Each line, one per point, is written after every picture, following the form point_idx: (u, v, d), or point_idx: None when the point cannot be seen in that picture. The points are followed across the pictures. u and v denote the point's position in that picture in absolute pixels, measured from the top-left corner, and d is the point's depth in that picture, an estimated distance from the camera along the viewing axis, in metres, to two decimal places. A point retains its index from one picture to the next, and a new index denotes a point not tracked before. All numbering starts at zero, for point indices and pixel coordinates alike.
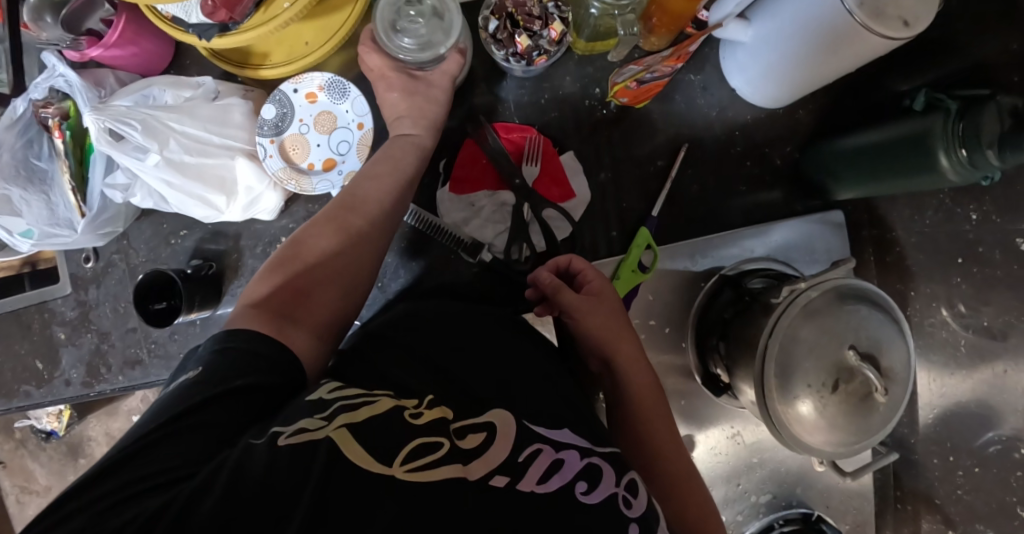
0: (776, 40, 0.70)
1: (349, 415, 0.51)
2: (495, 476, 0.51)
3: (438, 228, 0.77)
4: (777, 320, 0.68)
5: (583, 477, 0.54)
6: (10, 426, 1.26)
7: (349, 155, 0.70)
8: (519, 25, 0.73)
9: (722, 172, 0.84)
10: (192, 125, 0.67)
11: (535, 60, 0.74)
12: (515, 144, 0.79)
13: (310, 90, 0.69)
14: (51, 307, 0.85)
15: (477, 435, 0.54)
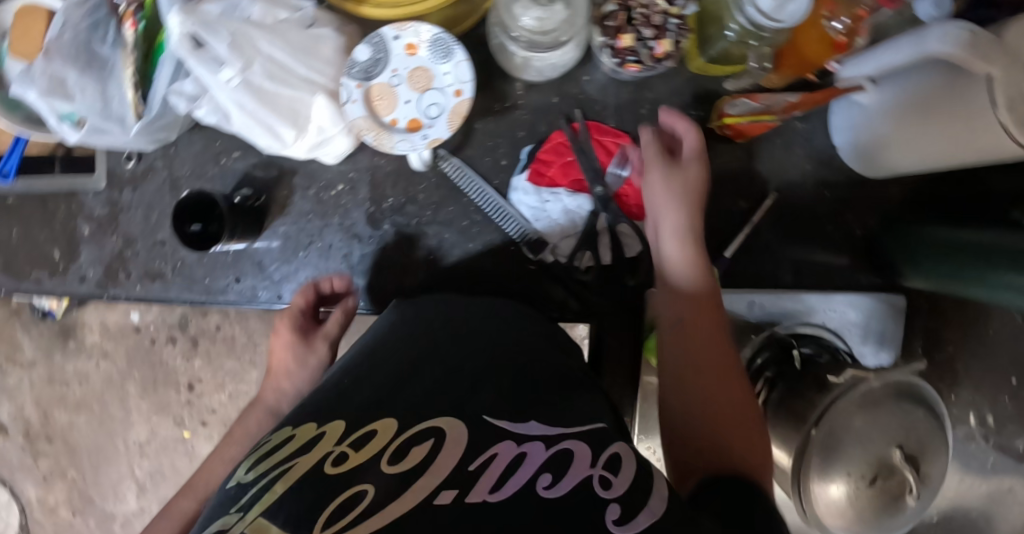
0: (904, 106, 0.63)
1: (264, 500, 0.44)
2: (442, 492, 0.45)
3: (504, 214, 0.70)
4: (834, 400, 0.65)
5: (547, 469, 0.48)
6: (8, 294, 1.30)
7: (438, 121, 0.62)
8: (633, 23, 0.65)
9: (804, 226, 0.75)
10: (281, 48, 0.61)
11: (626, 64, 0.66)
12: (606, 149, 0.70)
13: (412, 42, 0.62)
14: (81, 199, 0.81)
15: (421, 447, 0.48)
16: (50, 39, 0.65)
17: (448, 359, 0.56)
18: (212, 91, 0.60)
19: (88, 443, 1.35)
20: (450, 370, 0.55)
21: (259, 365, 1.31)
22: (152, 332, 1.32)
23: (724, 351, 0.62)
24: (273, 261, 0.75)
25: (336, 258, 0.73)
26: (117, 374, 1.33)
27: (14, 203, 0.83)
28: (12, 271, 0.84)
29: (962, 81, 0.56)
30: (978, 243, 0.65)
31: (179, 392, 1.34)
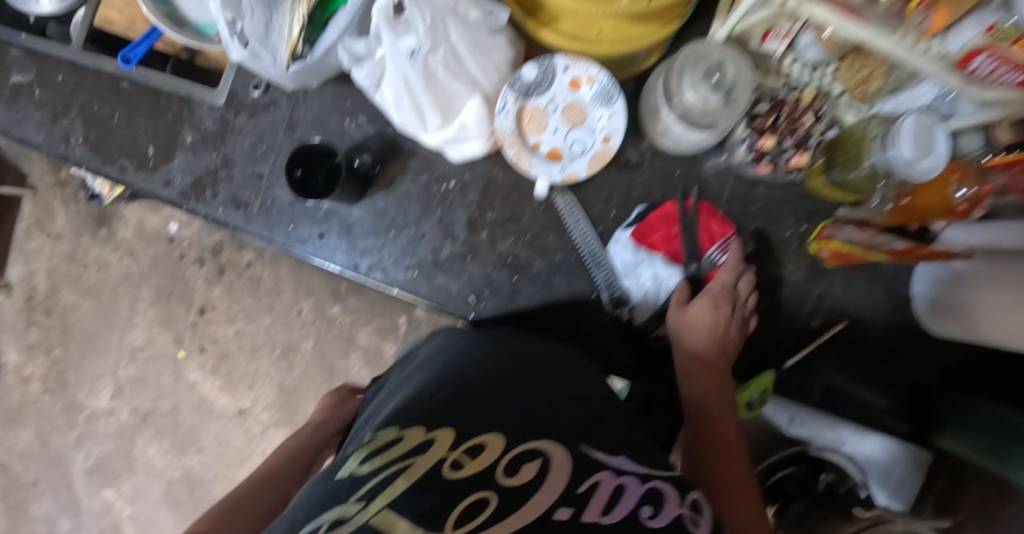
0: (1000, 274, 0.61)
1: (387, 492, 0.46)
2: (557, 509, 0.46)
3: (600, 263, 0.73)
4: None
5: (648, 502, 0.49)
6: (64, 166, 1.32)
7: (579, 159, 0.67)
8: (779, 128, 0.68)
9: (863, 357, 0.75)
10: (465, 45, 0.62)
11: (761, 163, 0.69)
12: (710, 234, 0.72)
13: (578, 78, 0.66)
14: (194, 106, 0.81)
15: (532, 464, 0.50)
16: None
17: (523, 392, 0.58)
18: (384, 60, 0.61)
19: (86, 329, 1.35)
20: (540, 404, 0.57)
21: (275, 312, 1.32)
22: (184, 246, 1.32)
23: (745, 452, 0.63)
24: (363, 231, 0.75)
25: (424, 247, 0.74)
26: (136, 274, 1.33)
27: (128, 89, 0.84)
28: (103, 152, 0.85)
29: None
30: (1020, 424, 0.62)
31: (188, 312, 1.34)
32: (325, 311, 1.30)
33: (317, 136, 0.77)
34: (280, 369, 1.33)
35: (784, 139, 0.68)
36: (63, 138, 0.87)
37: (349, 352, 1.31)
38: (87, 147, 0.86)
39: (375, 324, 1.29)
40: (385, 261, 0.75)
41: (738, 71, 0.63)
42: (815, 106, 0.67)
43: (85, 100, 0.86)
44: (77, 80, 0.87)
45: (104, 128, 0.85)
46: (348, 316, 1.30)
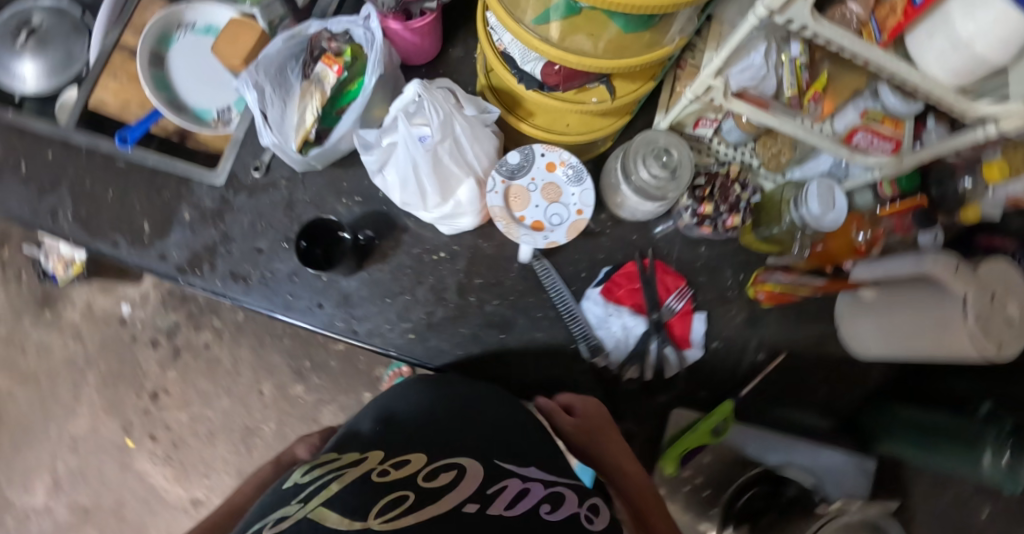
0: (896, 301, 0.78)
1: (323, 493, 0.58)
2: (467, 503, 0.58)
3: (575, 316, 0.80)
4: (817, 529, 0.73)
5: (546, 500, 0.61)
6: (11, 246, 1.28)
7: (558, 229, 0.73)
8: (717, 198, 0.79)
9: (800, 385, 0.88)
10: (468, 138, 0.71)
11: (704, 226, 0.80)
12: (665, 286, 0.83)
13: (553, 161, 0.74)
14: (192, 185, 0.86)
15: (446, 474, 0.61)
16: (260, 58, 0.75)
17: (446, 433, 0.66)
18: (396, 147, 0.70)
19: (18, 419, 1.27)
20: (457, 431, 0.66)
21: (234, 394, 1.31)
22: (137, 328, 1.30)
23: None
24: (360, 299, 0.81)
25: (419, 310, 0.80)
26: (81, 359, 1.28)
27: (124, 168, 0.89)
28: (94, 227, 0.88)
29: (928, 294, 0.73)
30: (933, 425, 0.79)
31: (139, 398, 1.29)
32: (288, 391, 1.31)
33: (314, 213, 0.84)
34: (238, 453, 1.30)
35: (720, 206, 0.79)
36: (50, 214, 0.90)
37: (312, 432, 1.31)
38: (75, 223, 0.89)
39: (340, 402, 1.31)
40: (382, 326, 0.80)
41: (680, 154, 0.75)
42: (740, 179, 0.80)
43: (76, 179, 0.90)
44: (68, 160, 0.91)
45: (96, 205, 0.88)
46: (312, 395, 1.31)
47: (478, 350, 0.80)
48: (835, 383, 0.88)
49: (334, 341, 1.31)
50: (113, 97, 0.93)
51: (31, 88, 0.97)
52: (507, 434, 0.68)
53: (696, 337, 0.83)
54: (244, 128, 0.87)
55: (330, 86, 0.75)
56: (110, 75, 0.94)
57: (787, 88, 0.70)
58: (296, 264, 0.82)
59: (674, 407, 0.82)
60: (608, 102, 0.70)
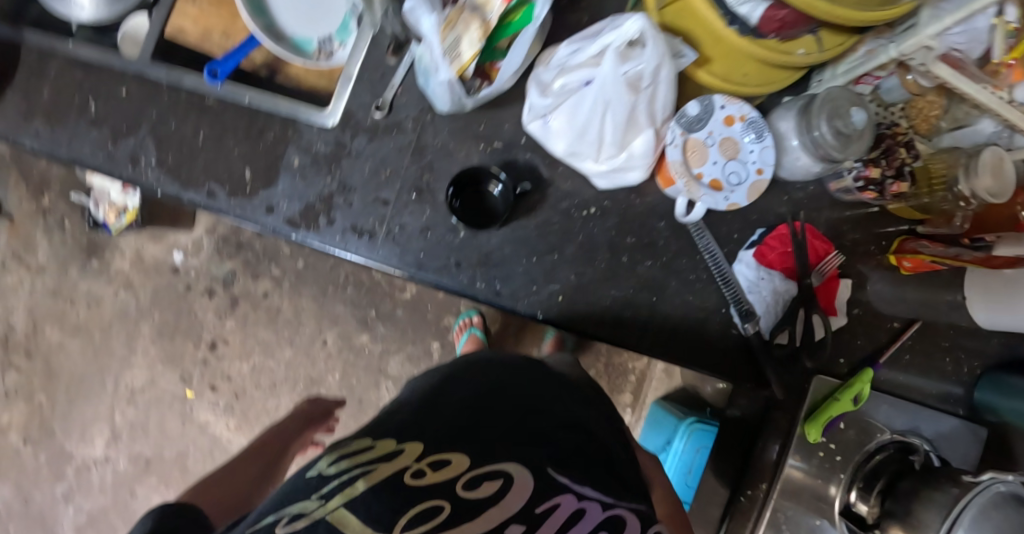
0: None
1: (346, 492, 0.54)
2: (512, 524, 0.55)
3: (728, 279, 0.77)
4: (970, 502, 0.69)
5: (602, 527, 0.59)
6: (50, 191, 1.20)
7: (738, 188, 0.71)
8: (882, 162, 0.78)
9: (931, 349, 0.86)
10: (666, 85, 0.64)
11: (866, 190, 0.78)
12: (815, 251, 0.80)
13: (733, 114, 0.71)
14: (299, 128, 0.77)
15: (493, 482, 0.57)
16: None
17: (514, 429, 0.63)
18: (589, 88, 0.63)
19: (72, 372, 1.23)
20: (516, 425, 0.63)
21: (296, 343, 1.24)
22: (190, 277, 1.23)
23: None
24: (504, 256, 0.74)
25: (568, 272, 0.75)
26: (134, 310, 1.23)
27: (215, 107, 0.79)
28: (185, 175, 0.78)
29: None
30: None
31: (197, 348, 1.24)
32: (353, 341, 1.24)
33: (448, 161, 0.75)
34: None
35: (887, 172, 0.77)
36: (129, 160, 0.80)
37: (379, 382, 1.25)
38: (161, 169, 0.79)
39: (407, 351, 1.25)
40: (530, 289, 0.74)
41: (863, 114, 0.71)
42: (903, 143, 0.78)
43: (158, 119, 0.80)
44: (147, 98, 0.80)
45: (185, 149, 0.79)
46: (378, 345, 1.25)
47: (627, 313, 0.76)
48: (962, 352, 0.87)
49: (401, 289, 1.24)
50: (194, 24, 0.82)
51: (89, 15, 0.84)
52: (564, 440, 0.64)
53: (841, 303, 0.82)
54: (358, 63, 0.78)
55: (493, 15, 0.64)
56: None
57: (998, 54, 0.67)
58: (428, 217, 0.75)
59: (817, 373, 0.81)
60: (816, 54, 0.66)
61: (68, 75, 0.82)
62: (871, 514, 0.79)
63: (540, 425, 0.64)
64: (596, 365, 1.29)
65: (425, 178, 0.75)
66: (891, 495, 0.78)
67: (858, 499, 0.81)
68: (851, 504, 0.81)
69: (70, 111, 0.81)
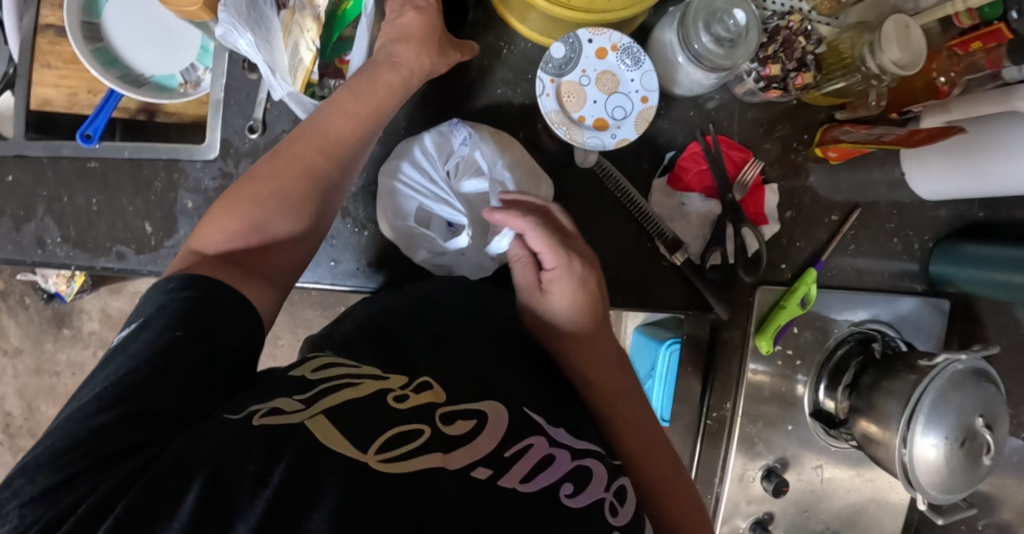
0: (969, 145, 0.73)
1: (334, 396, 0.49)
2: (478, 467, 0.48)
3: (646, 213, 0.75)
4: (930, 380, 0.71)
5: (570, 479, 0.51)
6: (5, 276, 1.23)
7: (625, 122, 0.68)
8: (780, 52, 0.74)
9: (874, 228, 0.84)
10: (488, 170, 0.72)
11: (770, 89, 0.74)
12: (733, 162, 0.78)
13: (604, 46, 0.68)
14: (183, 168, 0.76)
15: (466, 421, 0.51)
16: None
17: (506, 352, 0.62)
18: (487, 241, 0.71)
19: None
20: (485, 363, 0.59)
21: (277, 357, 1.26)
22: None
23: (673, 474, 0.67)
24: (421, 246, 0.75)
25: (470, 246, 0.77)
26: None
27: (97, 169, 0.78)
28: (91, 244, 0.77)
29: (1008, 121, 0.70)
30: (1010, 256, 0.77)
31: None
32: None
33: None
34: None
35: (787, 66, 0.74)
36: (37, 243, 0.78)
37: None
38: (68, 245, 0.78)
39: None
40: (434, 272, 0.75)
41: (746, 13, 0.68)
42: (803, 30, 0.74)
43: (50, 197, 0.78)
44: (33, 179, 0.79)
45: (82, 219, 0.78)
46: None
47: None
48: (906, 229, 0.84)
49: None
50: (57, 90, 0.81)
51: None
52: (531, 378, 0.61)
53: (771, 210, 0.79)
54: (221, 86, 0.75)
55: (322, 8, 0.67)
56: (44, 66, 0.80)
57: None
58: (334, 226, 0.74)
59: (759, 284, 0.80)
60: None
61: None
62: (839, 409, 0.81)
63: (514, 365, 0.61)
64: None
65: None
66: (855, 389, 0.80)
67: (826, 394, 0.82)
68: (820, 402, 0.83)
69: None
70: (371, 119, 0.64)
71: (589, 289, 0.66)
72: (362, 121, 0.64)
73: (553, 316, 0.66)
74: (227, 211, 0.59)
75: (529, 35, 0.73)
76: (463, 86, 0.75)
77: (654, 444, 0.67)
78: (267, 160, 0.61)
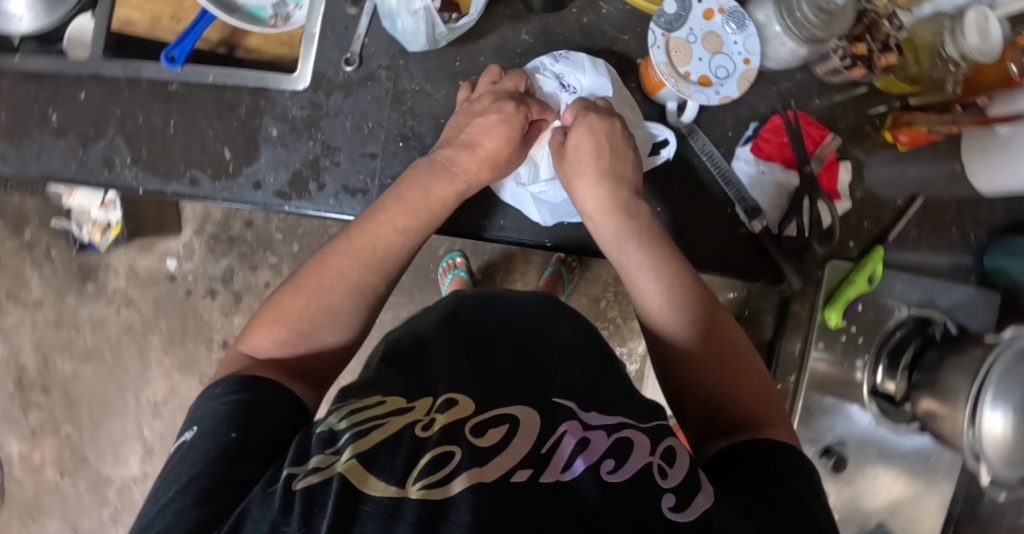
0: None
1: (359, 445, 0.47)
2: (516, 471, 0.46)
3: (729, 178, 0.77)
4: (997, 353, 0.72)
5: (612, 455, 0.48)
6: (33, 226, 1.20)
7: (727, 81, 0.70)
8: (869, 32, 0.76)
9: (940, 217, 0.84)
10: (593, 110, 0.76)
11: (855, 68, 0.77)
12: (811, 138, 0.80)
13: (711, 8, 0.71)
14: (271, 96, 0.75)
15: (497, 430, 0.49)
16: None
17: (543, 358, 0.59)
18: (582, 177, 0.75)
19: (91, 397, 1.21)
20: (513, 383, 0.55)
21: None
22: (189, 281, 1.20)
23: (756, 385, 0.60)
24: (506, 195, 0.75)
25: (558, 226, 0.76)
26: (139, 324, 1.21)
27: (180, 92, 0.76)
28: (163, 168, 0.76)
29: None
30: None
31: (210, 349, 1.21)
32: None
33: (428, 104, 0.74)
34: None
35: (873, 46, 0.76)
36: (104, 164, 0.76)
37: None
38: (138, 167, 0.76)
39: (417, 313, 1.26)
40: (523, 225, 0.76)
41: None
42: (887, 13, 0.76)
43: (125, 116, 0.77)
44: (109, 98, 0.77)
45: (157, 141, 0.76)
46: (387, 313, 1.27)
47: None
48: (969, 220, 0.85)
49: None
50: (141, 12, 0.79)
51: (28, 26, 0.82)
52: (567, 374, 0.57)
53: (843, 188, 0.82)
54: (317, 20, 0.75)
55: None
56: None
57: None
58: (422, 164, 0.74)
59: (828, 259, 0.82)
60: None
61: (21, 90, 0.78)
62: (898, 390, 0.84)
63: (549, 367, 0.58)
64: (607, 296, 1.27)
65: (411, 124, 0.74)
66: (918, 367, 0.82)
67: (884, 377, 0.85)
68: (879, 383, 0.85)
69: (33, 126, 0.77)
70: (408, 239, 0.65)
71: (614, 144, 0.69)
72: (460, 184, 0.68)
73: (588, 198, 0.69)
74: (290, 293, 0.61)
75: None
76: (560, 39, 0.76)
77: (736, 358, 0.61)
78: (316, 257, 0.63)
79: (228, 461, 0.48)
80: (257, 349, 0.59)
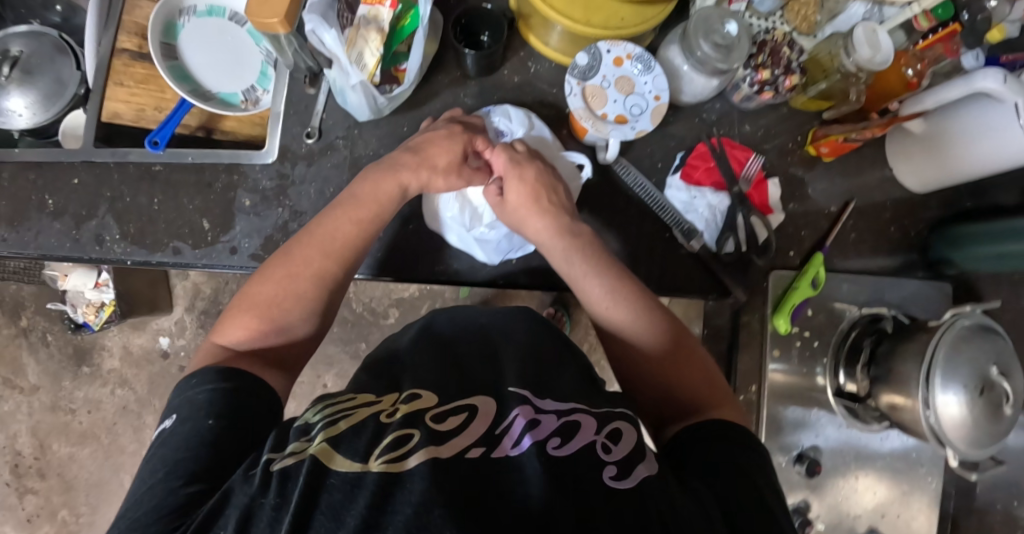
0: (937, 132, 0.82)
1: (329, 431, 0.52)
2: (471, 449, 0.51)
3: (662, 205, 0.83)
4: (942, 334, 0.76)
5: (557, 434, 0.53)
6: (30, 314, 1.25)
7: (641, 117, 0.78)
8: (768, 62, 0.85)
9: (874, 221, 0.91)
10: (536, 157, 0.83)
11: (764, 92, 0.85)
12: (736, 160, 0.87)
13: (620, 56, 0.78)
14: (243, 170, 0.82)
15: (455, 418, 0.54)
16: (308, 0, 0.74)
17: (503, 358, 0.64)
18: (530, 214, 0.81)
19: (89, 480, 1.24)
20: (479, 380, 0.61)
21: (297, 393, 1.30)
22: (181, 357, 1.25)
23: (705, 377, 0.68)
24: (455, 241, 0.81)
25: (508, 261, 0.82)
26: (134, 403, 1.25)
27: (162, 171, 0.83)
28: (149, 240, 0.82)
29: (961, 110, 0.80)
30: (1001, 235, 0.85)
31: None
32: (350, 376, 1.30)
33: None
34: None
35: (776, 70, 0.84)
36: (94, 240, 0.83)
37: None
38: (125, 242, 0.83)
39: None
40: (479, 265, 0.82)
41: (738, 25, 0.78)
42: (786, 42, 0.86)
43: (112, 197, 0.84)
44: (97, 182, 0.84)
45: (143, 217, 0.83)
46: None
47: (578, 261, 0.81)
48: (903, 219, 0.91)
49: (385, 316, 1.32)
50: (126, 106, 0.87)
51: (26, 122, 0.90)
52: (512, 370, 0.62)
53: (775, 202, 0.88)
54: (281, 100, 0.83)
55: (385, 22, 0.76)
56: (117, 84, 0.87)
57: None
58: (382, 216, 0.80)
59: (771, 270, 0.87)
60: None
61: (16, 183, 0.85)
62: (861, 388, 0.86)
63: (503, 364, 0.63)
64: (589, 339, 1.31)
65: None
66: (874, 363, 0.85)
67: (845, 378, 0.88)
68: (842, 386, 0.88)
69: (28, 212, 0.84)
70: (367, 233, 0.73)
71: (543, 178, 0.77)
72: (406, 178, 0.75)
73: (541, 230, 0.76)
74: (258, 285, 0.69)
75: (554, 56, 0.83)
76: (498, 97, 0.85)
77: (681, 360, 0.69)
78: (287, 254, 0.70)
79: (210, 447, 0.55)
80: (231, 341, 0.66)
